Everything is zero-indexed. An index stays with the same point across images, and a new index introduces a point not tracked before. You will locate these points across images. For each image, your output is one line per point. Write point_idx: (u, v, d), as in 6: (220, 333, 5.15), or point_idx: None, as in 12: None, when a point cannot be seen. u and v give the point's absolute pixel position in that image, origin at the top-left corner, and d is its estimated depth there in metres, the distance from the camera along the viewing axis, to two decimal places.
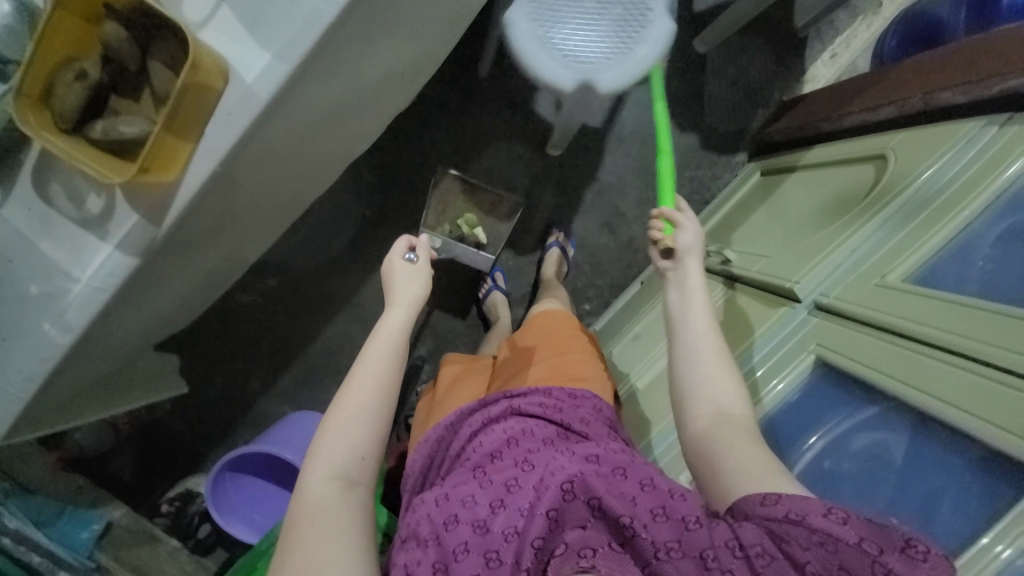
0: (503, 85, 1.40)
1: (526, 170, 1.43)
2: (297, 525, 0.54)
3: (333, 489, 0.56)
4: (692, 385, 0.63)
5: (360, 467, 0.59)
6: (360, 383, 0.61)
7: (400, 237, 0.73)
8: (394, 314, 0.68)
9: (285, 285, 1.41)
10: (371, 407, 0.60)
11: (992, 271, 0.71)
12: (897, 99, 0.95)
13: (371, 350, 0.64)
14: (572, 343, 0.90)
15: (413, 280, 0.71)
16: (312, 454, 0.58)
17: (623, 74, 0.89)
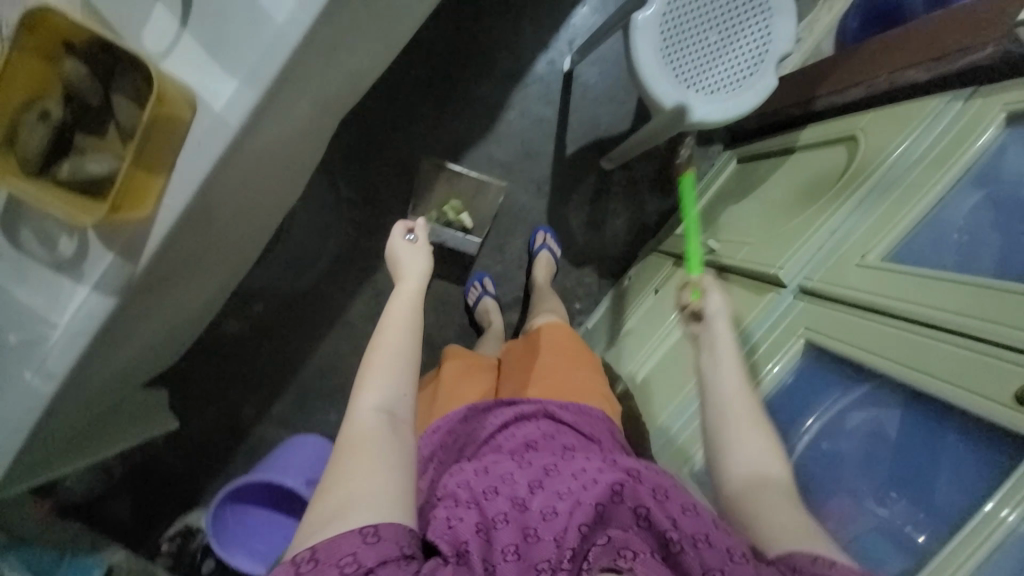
0: (479, 91, 1.39)
1: (506, 175, 1.43)
2: (350, 446, 0.53)
3: (381, 419, 0.56)
4: (727, 442, 0.62)
5: (404, 401, 0.59)
6: (396, 329, 0.62)
7: (399, 219, 0.74)
8: (413, 282, 0.69)
9: (272, 307, 1.38)
10: (406, 346, 0.61)
11: (968, 242, 0.73)
12: (862, 80, 0.97)
13: (395, 305, 0.65)
14: (578, 358, 0.92)
15: (415, 262, 0.71)
16: (362, 378, 0.58)
17: (722, 111, 0.97)
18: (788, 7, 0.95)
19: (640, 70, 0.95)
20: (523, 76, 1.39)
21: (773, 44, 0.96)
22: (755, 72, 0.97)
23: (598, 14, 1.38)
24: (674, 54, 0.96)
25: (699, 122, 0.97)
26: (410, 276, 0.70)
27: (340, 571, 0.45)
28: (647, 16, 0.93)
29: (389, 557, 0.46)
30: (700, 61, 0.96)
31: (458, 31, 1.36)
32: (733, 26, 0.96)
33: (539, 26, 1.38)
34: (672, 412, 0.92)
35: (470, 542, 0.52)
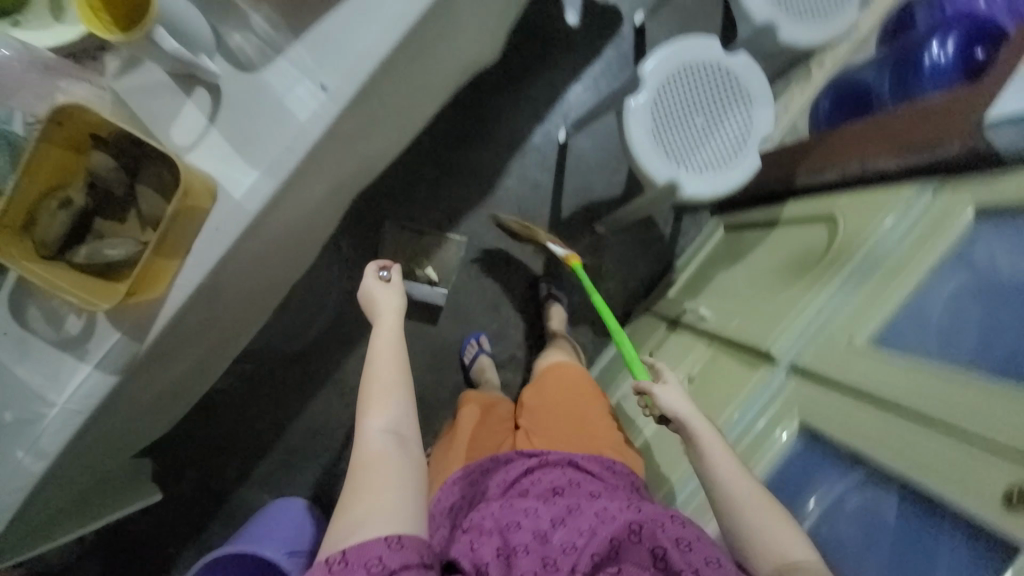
0: (479, 159, 1.46)
1: (503, 237, 1.49)
2: (367, 468, 0.64)
3: (390, 440, 0.68)
4: (751, 532, 0.69)
5: (409, 425, 0.71)
6: (394, 373, 0.74)
7: (372, 261, 0.89)
8: (390, 335, 0.80)
9: (267, 365, 1.37)
10: (395, 381, 0.72)
11: (946, 327, 0.77)
12: (837, 164, 1.05)
13: (388, 356, 0.76)
14: (582, 401, 1.01)
15: (386, 319, 0.82)
16: (373, 410, 0.70)
17: (709, 186, 1.02)
18: (766, 97, 1.03)
19: (633, 147, 1.01)
20: (521, 146, 1.47)
21: (755, 128, 1.04)
22: (740, 152, 1.04)
23: (591, 92, 1.48)
24: (664, 134, 1.01)
25: (689, 196, 1.01)
26: (383, 328, 0.81)
27: (366, 570, 0.56)
28: (638, 104, 1.00)
29: (409, 561, 0.58)
30: (688, 140, 1.02)
31: (459, 105, 1.45)
32: (718, 111, 1.03)
33: (536, 101, 1.47)
34: (681, 476, 0.94)
35: (490, 563, 0.62)
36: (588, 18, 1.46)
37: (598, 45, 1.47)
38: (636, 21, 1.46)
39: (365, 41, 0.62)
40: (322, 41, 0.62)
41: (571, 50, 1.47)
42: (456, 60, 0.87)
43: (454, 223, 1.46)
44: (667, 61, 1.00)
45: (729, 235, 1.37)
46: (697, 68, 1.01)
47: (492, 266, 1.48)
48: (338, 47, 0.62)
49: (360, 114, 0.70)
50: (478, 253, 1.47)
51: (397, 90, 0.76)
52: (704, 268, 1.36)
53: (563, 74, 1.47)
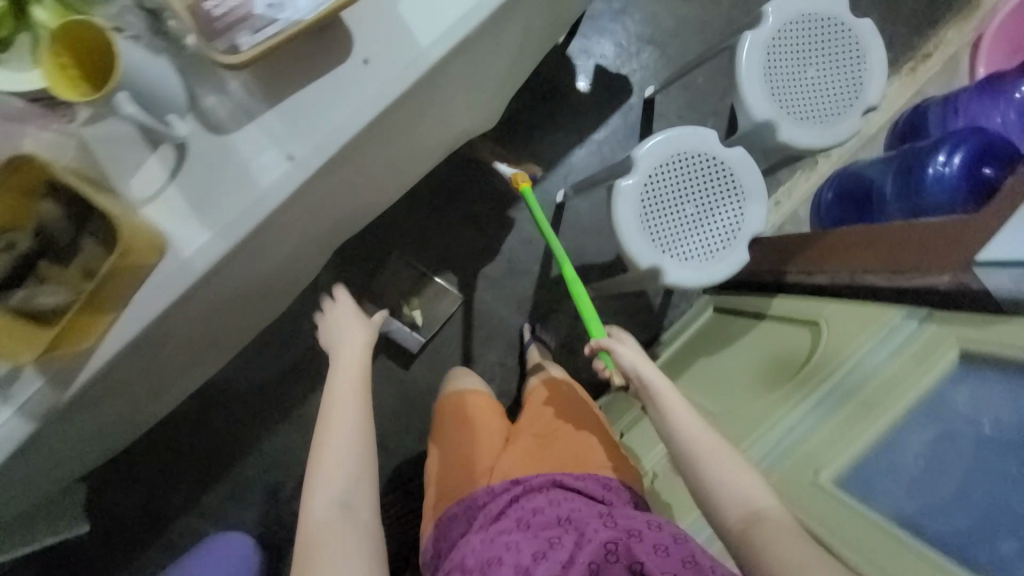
0: (475, 209, 1.46)
1: (488, 289, 1.47)
2: (320, 519, 0.65)
3: (347, 485, 0.68)
4: (711, 479, 0.72)
5: (362, 472, 0.70)
6: (348, 404, 0.75)
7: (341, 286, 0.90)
8: (352, 354, 0.82)
9: (232, 395, 1.34)
10: (357, 395, 0.76)
11: (920, 476, 0.76)
12: (828, 270, 1.02)
13: (344, 390, 0.76)
14: (571, 421, 1.04)
15: (351, 344, 0.84)
16: (322, 453, 0.70)
17: (693, 275, 1.00)
18: (759, 195, 1.02)
19: (619, 229, 0.99)
20: (518, 200, 1.47)
21: (745, 224, 1.02)
22: (728, 246, 1.02)
23: (594, 157, 1.48)
24: (652, 219, 1.00)
25: (671, 283, 0.99)
26: (346, 347, 0.83)
27: None
28: (628, 184, 0.99)
29: None
30: (676, 227, 1.00)
31: (464, 155, 1.45)
32: (709, 202, 1.01)
33: (539, 159, 1.47)
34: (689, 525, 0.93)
35: None
36: (600, 85, 1.48)
37: (605, 112, 1.49)
38: (646, 94, 1.48)
39: (340, 114, 0.62)
40: (296, 109, 0.62)
41: (579, 113, 1.48)
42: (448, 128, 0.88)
43: (441, 270, 1.45)
44: (661, 146, 0.99)
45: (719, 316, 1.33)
46: (691, 157, 1.00)
47: (474, 317, 1.46)
48: (310, 119, 0.62)
49: (330, 181, 0.69)
50: (461, 303, 1.45)
51: (377, 155, 0.75)
52: (691, 353, 1.31)
53: (569, 136, 1.48)
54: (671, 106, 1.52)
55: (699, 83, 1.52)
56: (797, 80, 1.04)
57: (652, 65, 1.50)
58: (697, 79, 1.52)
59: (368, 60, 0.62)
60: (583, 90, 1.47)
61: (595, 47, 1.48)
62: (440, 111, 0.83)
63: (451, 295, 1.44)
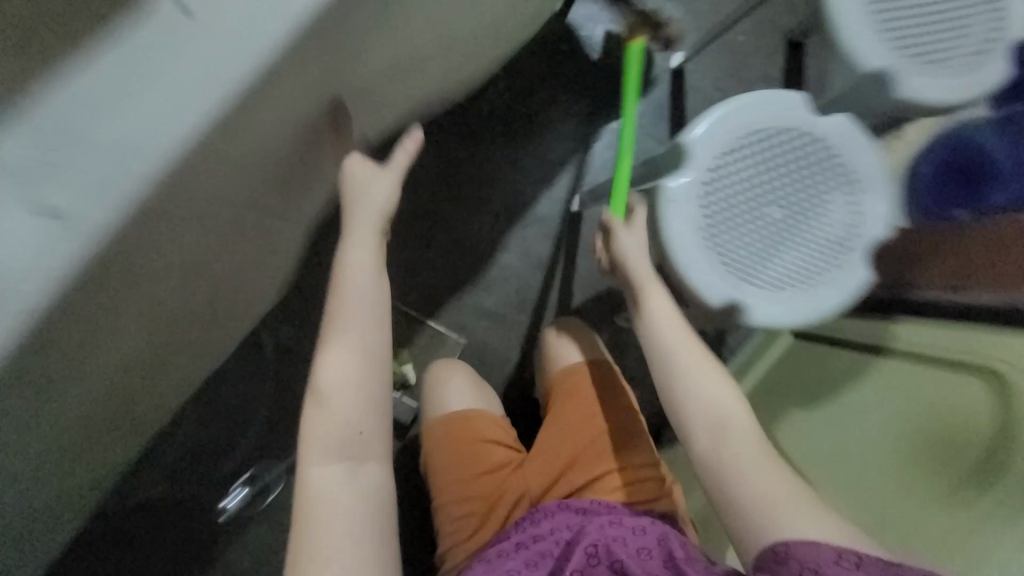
0: (471, 230, 1.14)
1: (497, 329, 1.15)
2: (326, 480, 0.57)
3: (353, 440, 0.58)
4: (689, 389, 0.66)
5: (371, 421, 0.59)
6: (351, 341, 0.60)
7: (355, 153, 0.68)
8: (364, 271, 0.63)
9: (158, 496, 0.99)
10: (360, 344, 0.60)
11: None
12: (1000, 287, 0.67)
13: (352, 323, 0.60)
14: (591, 409, 0.84)
15: (359, 257, 0.63)
16: (325, 397, 0.58)
17: (790, 311, 0.67)
18: (879, 182, 0.69)
19: (676, 251, 0.66)
20: (524, 214, 1.15)
21: (862, 226, 0.68)
22: (837, 263, 0.68)
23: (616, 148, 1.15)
24: (723, 230, 0.66)
25: (757, 325, 0.66)
26: (353, 239, 0.64)
27: None
28: (678, 186, 0.66)
29: None
30: (760, 237, 0.67)
31: (450, 161, 1.14)
32: (807, 198, 0.68)
33: (545, 158, 1.15)
34: None
35: None
36: (613, 59, 1.16)
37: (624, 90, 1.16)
38: (672, 63, 1.15)
39: (124, 125, 0.38)
40: (76, 115, 0.37)
41: (590, 97, 1.16)
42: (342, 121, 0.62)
43: (433, 311, 1.14)
44: (725, 125, 0.67)
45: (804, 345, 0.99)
46: (775, 134, 0.67)
47: (480, 367, 1.15)
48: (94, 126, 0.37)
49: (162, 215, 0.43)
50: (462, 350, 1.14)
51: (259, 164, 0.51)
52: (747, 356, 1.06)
53: (581, 127, 1.16)
54: (706, 74, 1.18)
55: (741, 41, 1.18)
56: (917, 10, 0.71)
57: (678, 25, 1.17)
58: (737, 36, 1.18)
59: (186, 10, 0.39)
60: (593, 65, 1.15)
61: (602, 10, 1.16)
62: (336, 92, 0.56)
63: (450, 342, 1.13)
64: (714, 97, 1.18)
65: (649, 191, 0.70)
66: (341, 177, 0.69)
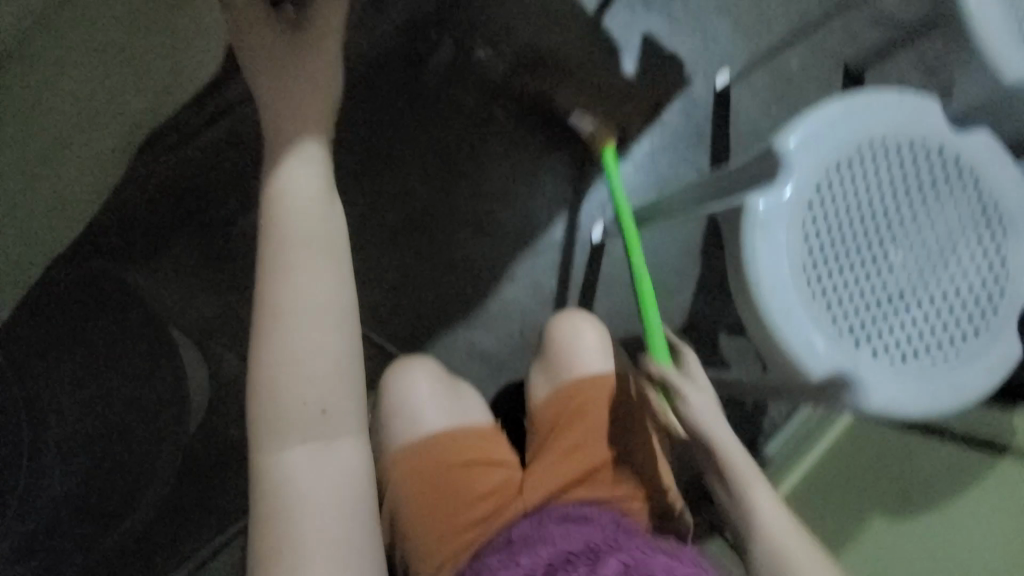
0: (469, 254, 0.95)
1: (491, 374, 0.94)
2: (290, 472, 0.40)
3: (314, 420, 0.40)
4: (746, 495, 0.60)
5: (338, 395, 0.40)
6: (293, 291, 0.39)
7: (288, 50, 0.44)
8: (302, 193, 0.41)
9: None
10: (316, 294, 0.39)
11: None
12: None
13: (293, 270, 0.39)
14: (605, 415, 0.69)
15: (300, 176, 0.41)
16: (267, 363, 0.39)
17: (910, 389, 0.48)
18: None
19: (760, 290, 0.47)
20: (536, 240, 0.97)
21: (1010, 280, 0.50)
22: (975, 328, 0.49)
23: (646, 172, 0.97)
24: (825, 268, 0.48)
25: (864, 409, 0.47)
26: (288, 154, 0.41)
27: None
28: (772, 209, 0.47)
29: None
30: (874, 281, 0.48)
31: (447, 171, 0.95)
32: (940, 236, 0.49)
33: (563, 178, 0.98)
34: None
35: None
36: (648, 72, 0.99)
37: (659, 106, 0.99)
38: (717, 86, 0.98)
39: None
40: None
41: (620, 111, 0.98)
42: (279, 44, 0.44)
43: (416, 348, 0.93)
44: (832, 128, 0.49)
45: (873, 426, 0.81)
46: (896, 147, 0.50)
47: None
48: None
49: None
50: None
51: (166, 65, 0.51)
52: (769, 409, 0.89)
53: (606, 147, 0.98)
54: (754, 99, 1.01)
55: (796, 66, 1.03)
56: None
57: (724, 41, 1.01)
58: (789, 60, 1.03)
59: None
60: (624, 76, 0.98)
61: (639, 14, 1.00)
62: None
63: None
64: (762, 126, 1.00)
65: (727, 216, 0.51)
66: (263, 87, 0.44)
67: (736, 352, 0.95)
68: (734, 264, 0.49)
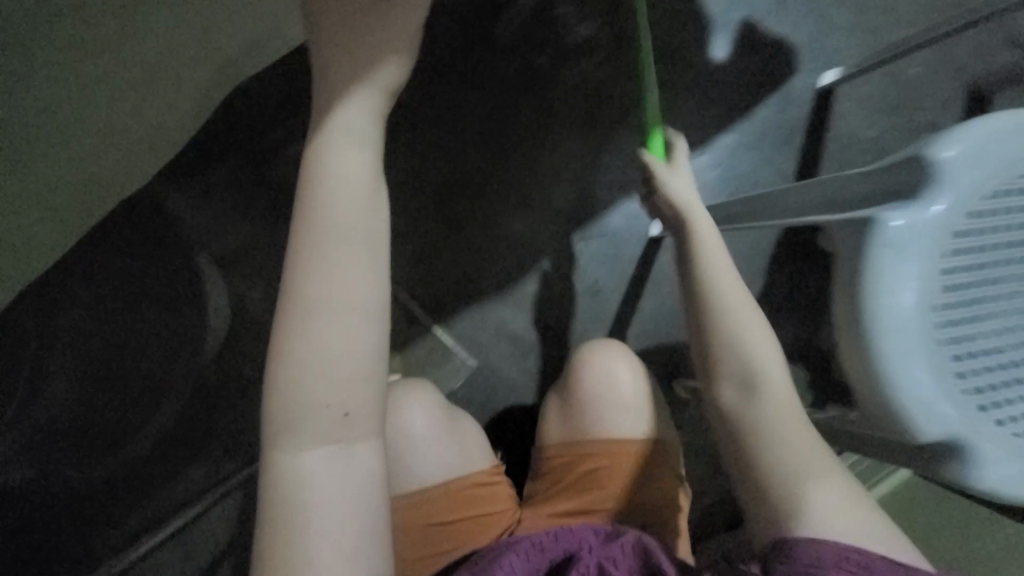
0: (515, 228, 0.88)
1: (519, 358, 0.88)
2: (303, 482, 0.35)
3: (333, 424, 0.35)
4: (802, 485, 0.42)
5: (360, 396, 0.35)
6: (330, 282, 0.35)
7: (364, 21, 0.40)
8: (354, 175, 0.36)
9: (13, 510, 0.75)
10: (350, 294, 0.35)
11: None
12: None
13: (328, 255, 0.35)
14: (621, 468, 0.64)
15: (347, 155, 0.36)
16: (287, 362, 0.35)
17: None
18: None
19: (876, 322, 0.39)
20: (589, 224, 0.89)
21: None
22: None
23: (725, 168, 0.87)
24: (953, 311, 0.40)
25: (972, 487, 0.39)
26: (345, 132, 0.37)
27: None
28: (910, 230, 0.39)
29: None
30: (1005, 337, 0.40)
31: (507, 134, 0.87)
32: None
33: (630, 162, 0.89)
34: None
35: None
36: (749, 56, 0.88)
37: (754, 98, 0.88)
38: (820, 82, 0.87)
39: None
40: None
41: (707, 97, 0.87)
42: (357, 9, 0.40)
43: (444, 317, 0.87)
44: (1002, 145, 0.40)
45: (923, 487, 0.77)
46: None
47: (485, 403, 0.88)
48: None
49: None
50: (466, 376, 0.87)
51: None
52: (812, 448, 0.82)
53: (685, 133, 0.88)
54: (859, 107, 0.89)
55: (916, 74, 0.90)
56: None
57: (840, 35, 0.89)
58: (909, 68, 0.90)
59: None
60: (721, 57, 0.88)
61: None
62: None
63: (458, 359, 0.87)
64: (865, 137, 0.88)
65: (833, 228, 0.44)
66: (330, 51, 0.39)
67: None
68: (840, 291, 0.41)
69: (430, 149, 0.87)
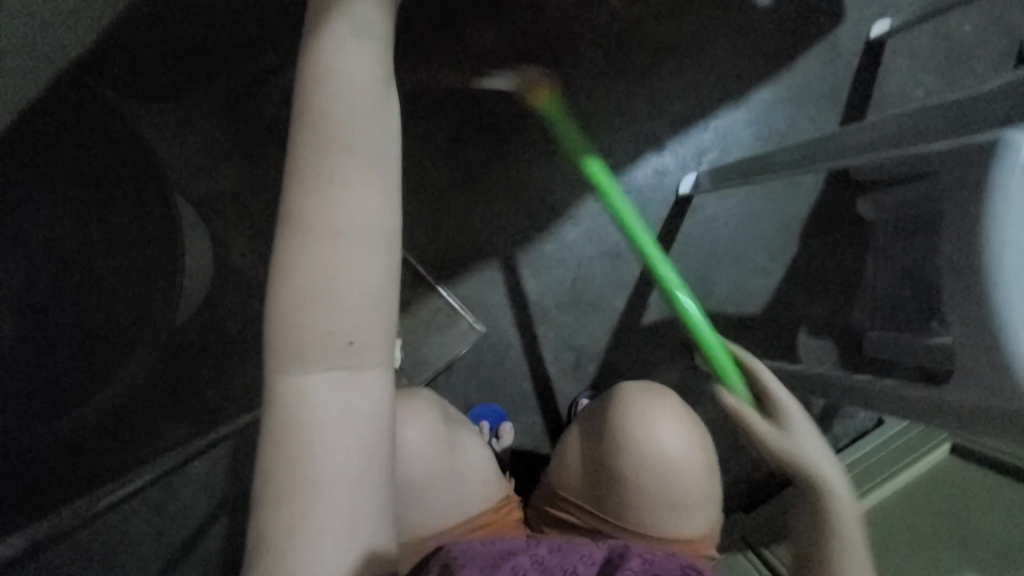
0: (532, 180, 0.80)
1: (532, 323, 0.81)
2: (305, 407, 0.33)
3: (338, 351, 0.33)
4: None
5: (369, 322, 0.33)
6: (342, 183, 0.33)
7: None
8: (364, 54, 0.33)
9: None
10: (360, 198, 0.33)
11: None
12: None
13: (340, 147, 0.33)
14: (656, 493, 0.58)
15: (347, 48, 0.33)
16: (285, 285, 0.33)
17: None
18: None
19: (994, 228, 0.42)
20: (611, 181, 0.81)
21: None
22: None
23: (762, 124, 0.81)
24: None
25: None
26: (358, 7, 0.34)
27: None
28: None
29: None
30: None
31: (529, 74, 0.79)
32: None
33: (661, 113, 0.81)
34: None
35: None
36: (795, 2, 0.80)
37: (798, 47, 0.81)
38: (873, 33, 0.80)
39: None
40: None
41: (747, 45, 0.80)
42: None
43: (451, 276, 0.80)
44: None
45: (959, 466, 0.73)
46: None
47: (492, 371, 0.81)
48: None
49: None
50: (473, 340, 0.80)
51: None
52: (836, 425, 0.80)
53: (720, 83, 0.81)
54: (907, 62, 0.82)
55: (971, 29, 0.83)
56: None
57: None
58: (963, 21, 0.83)
59: None
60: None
61: None
62: None
63: (465, 321, 0.80)
64: (912, 96, 0.82)
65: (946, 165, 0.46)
66: None
67: (813, 356, 0.81)
68: (953, 227, 0.44)
69: (440, 88, 0.77)
